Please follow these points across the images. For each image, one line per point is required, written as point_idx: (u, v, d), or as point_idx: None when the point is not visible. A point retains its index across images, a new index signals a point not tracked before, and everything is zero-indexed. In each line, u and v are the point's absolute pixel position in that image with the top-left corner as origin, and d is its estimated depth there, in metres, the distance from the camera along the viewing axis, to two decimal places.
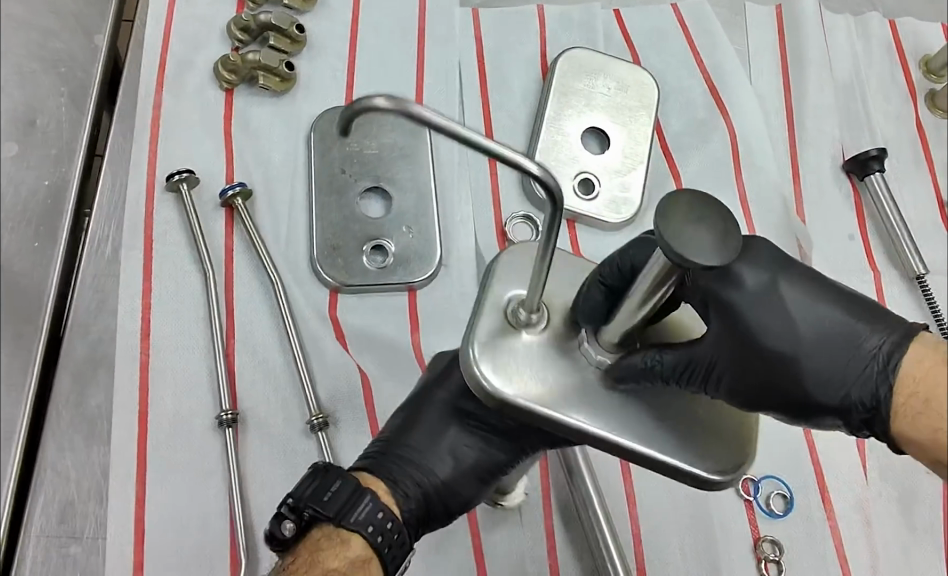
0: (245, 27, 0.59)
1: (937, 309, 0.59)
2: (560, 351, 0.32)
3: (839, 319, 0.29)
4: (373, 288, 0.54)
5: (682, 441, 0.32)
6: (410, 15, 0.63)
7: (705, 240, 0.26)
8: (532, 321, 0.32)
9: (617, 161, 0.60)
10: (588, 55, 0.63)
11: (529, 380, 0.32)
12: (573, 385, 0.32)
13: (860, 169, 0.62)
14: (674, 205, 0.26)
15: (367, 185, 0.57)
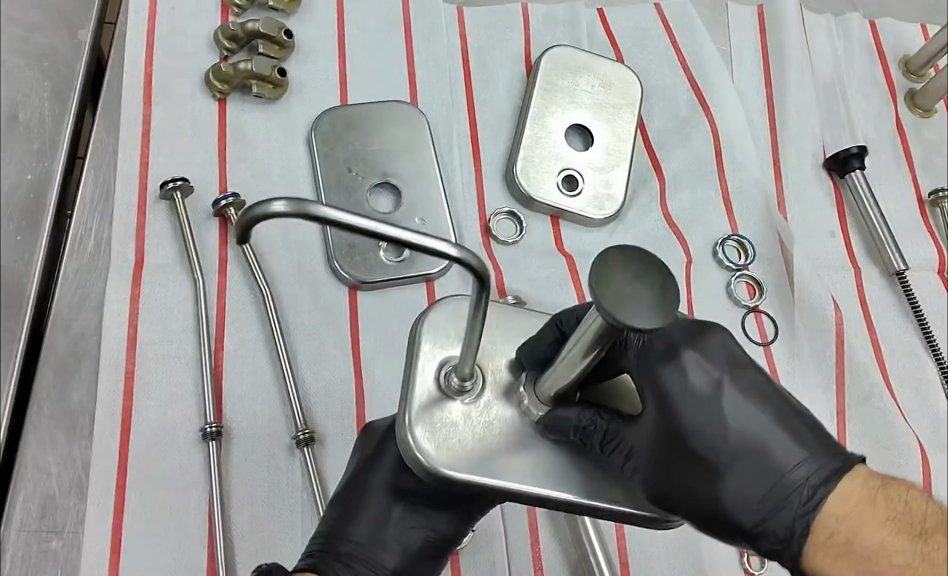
0: (232, 36, 0.58)
1: (917, 304, 0.59)
2: (498, 415, 0.31)
3: (771, 433, 0.30)
4: (395, 282, 0.52)
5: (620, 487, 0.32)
6: (395, 13, 0.63)
7: (643, 296, 0.26)
8: (467, 388, 0.31)
9: (600, 158, 0.60)
10: (571, 52, 0.63)
11: (469, 451, 0.30)
12: (512, 445, 0.31)
13: (841, 167, 0.62)
14: (609, 261, 0.26)
15: (375, 181, 0.57)
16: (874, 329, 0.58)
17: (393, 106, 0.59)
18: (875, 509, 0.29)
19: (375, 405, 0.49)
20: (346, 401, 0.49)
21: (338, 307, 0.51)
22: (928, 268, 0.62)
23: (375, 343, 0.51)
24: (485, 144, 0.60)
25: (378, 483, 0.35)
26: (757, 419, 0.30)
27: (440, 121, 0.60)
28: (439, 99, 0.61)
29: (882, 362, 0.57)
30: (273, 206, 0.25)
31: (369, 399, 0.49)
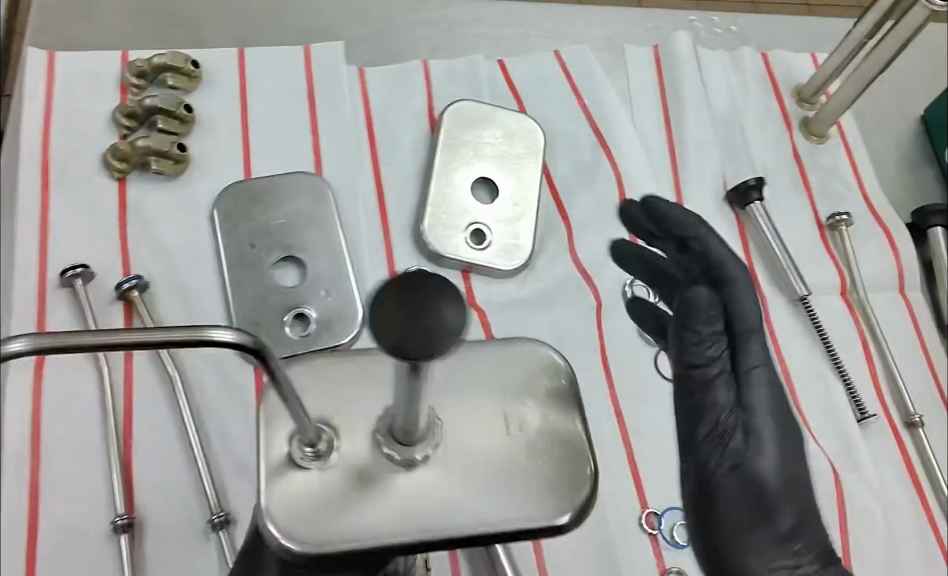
0: (132, 114, 0.59)
1: (822, 328, 0.61)
2: (366, 468, 0.27)
3: (777, 419, 0.48)
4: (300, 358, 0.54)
5: (528, 471, 0.28)
6: (298, 83, 0.64)
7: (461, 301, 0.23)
8: (322, 451, 0.27)
9: (506, 209, 0.61)
10: (473, 107, 0.65)
11: (329, 524, 0.26)
12: (372, 504, 0.26)
13: (741, 199, 0.65)
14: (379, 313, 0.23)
15: (278, 256, 0.56)
16: (783, 354, 0.60)
17: (295, 178, 0.59)
18: None
19: None
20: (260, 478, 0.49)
21: (242, 385, 0.51)
22: (831, 291, 0.64)
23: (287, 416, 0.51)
24: (392, 204, 0.61)
25: None
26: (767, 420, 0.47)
27: (346, 185, 0.61)
28: (345, 164, 0.61)
29: (792, 387, 0.59)
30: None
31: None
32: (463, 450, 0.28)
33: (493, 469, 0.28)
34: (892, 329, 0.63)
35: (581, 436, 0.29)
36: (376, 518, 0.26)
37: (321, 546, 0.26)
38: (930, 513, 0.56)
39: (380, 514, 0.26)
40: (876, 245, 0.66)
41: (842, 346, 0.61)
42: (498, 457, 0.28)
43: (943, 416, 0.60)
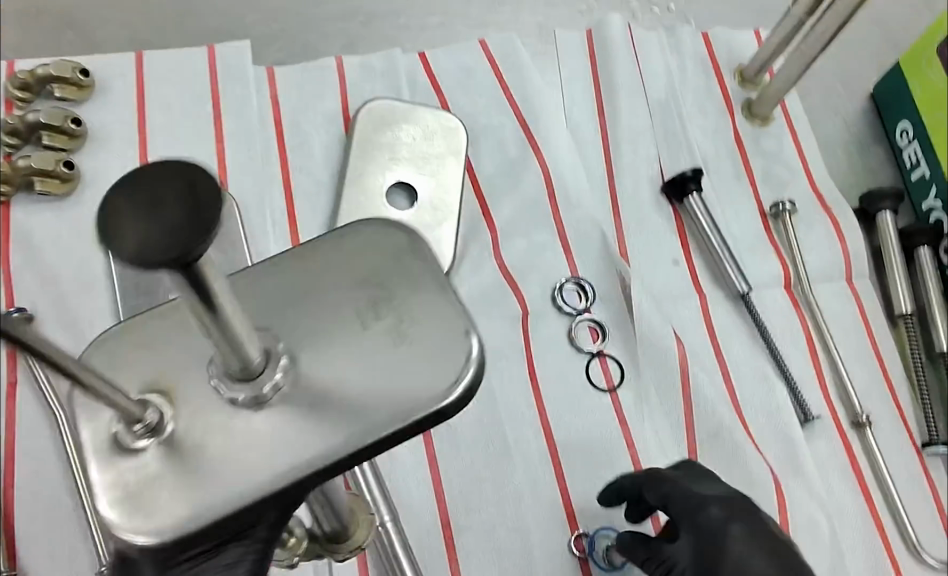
0: (14, 131, 0.56)
1: (764, 328, 0.58)
2: (202, 420, 0.24)
3: (758, 550, 0.40)
4: None
5: (403, 356, 0.25)
6: (202, 87, 0.60)
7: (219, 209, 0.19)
8: (152, 426, 0.23)
9: (425, 214, 0.58)
10: (389, 105, 0.61)
11: (185, 494, 0.23)
12: (224, 454, 0.23)
13: (679, 191, 0.61)
14: (109, 213, 0.19)
15: None
16: (723, 356, 0.57)
17: None
18: None
19: None
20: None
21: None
22: (773, 285, 0.61)
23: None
24: (303, 214, 0.58)
25: None
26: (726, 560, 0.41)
27: (252, 196, 0.57)
28: (251, 173, 0.58)
29: (732, 391, 0.56)
30: None
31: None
32: (312, 372, 0.24)
33: (360, 383, 0.24)
34: (839, 324, 0.59)
35: (452, 297, 0.25)
36: (228, 461, 0.23)
37: (182, 528, 0.23)
38: (878, 520, 0.53)
39: (229, 468, 0.23)
40: (822, 234, 0.62)
41: (785, 344, 0.58)
42: (365, 350, 0.25)
43: (894, 414, 0.57)
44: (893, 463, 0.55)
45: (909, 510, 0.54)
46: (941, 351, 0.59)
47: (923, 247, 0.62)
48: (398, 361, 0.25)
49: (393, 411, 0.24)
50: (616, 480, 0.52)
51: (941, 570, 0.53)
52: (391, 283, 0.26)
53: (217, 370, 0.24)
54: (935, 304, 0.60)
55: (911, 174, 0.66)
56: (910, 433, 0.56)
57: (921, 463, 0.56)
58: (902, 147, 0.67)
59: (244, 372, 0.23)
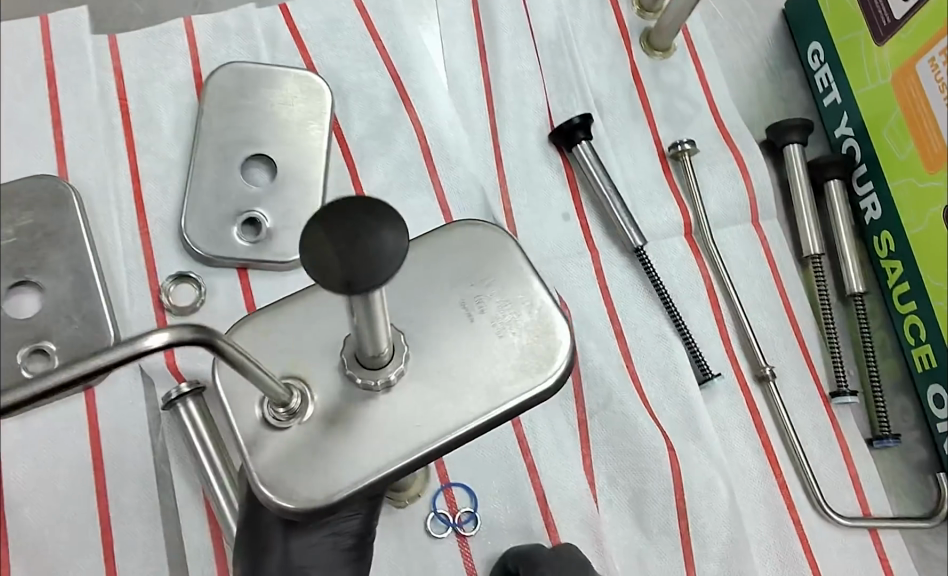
0: None
1: (659, 282, 0.54)
2: (338, 402, 0.30)
3: None
4: (38, 404, 0.46)
5: (497, 341, 0.31)
6: (33, 65, 0.54)
7: (379, 240, 0.23)
8: (296, 408, 0.29)
9: (285, 189, 0.53)
10: (240, 69, 0.55)
11: (329, 469, 0.29)
12: (372, 430, 0.30)
13: (567, 140, 0.56)
14: (310, 246, 0.23)
15: (1, 284, 0.46)
16: (617, 317, 0.53)
17: (27, 182, 0.50)
18: None
19: (31, 548, 0.44)
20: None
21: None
22: (672, 233, 0.56)
23: (21, 477, 0.45)
24: (151, 197, 0.53)
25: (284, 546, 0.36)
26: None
27: (95, 185, 0.52)
28: (93, 159, 0.53)
29: (627, 354, 0.52)
30: None
31: (18, 542, 0.44)
32: (433, 356, 0.31)
33: (468, 365, 0.31)
34: (741, 270, 0.56)
35: (541, 294, 0.32)
36: (375, 431, 0.30)
37: (339, 489, 0.29)
38: (781, 480, 0.51)
39: (376, 435, 0.29)
40: (725, 174, 0.58)
41: (683, 299, 0.54)
42: (470, 335, 0.31)
43: (800, 363, 0.54)
44: (798, 416, 0.52)
45: (815, 466, 0.52)
46: (851, 293, 0.55)
47: (833, 180, 0.57)
48: (491, 350, 0.31)
49: (501, 387, 0.30)
50: (499, 463, 0.49)
51: (847, 525, 0.50)
52: (494, 280, 0.32)
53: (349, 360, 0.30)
54: (845, 241, 0.56)
55: (822, 100, 0.60)
56: (818, 383, 0.53)
57: (829, 413, 0.53)
58: (814, 71, 0.61)
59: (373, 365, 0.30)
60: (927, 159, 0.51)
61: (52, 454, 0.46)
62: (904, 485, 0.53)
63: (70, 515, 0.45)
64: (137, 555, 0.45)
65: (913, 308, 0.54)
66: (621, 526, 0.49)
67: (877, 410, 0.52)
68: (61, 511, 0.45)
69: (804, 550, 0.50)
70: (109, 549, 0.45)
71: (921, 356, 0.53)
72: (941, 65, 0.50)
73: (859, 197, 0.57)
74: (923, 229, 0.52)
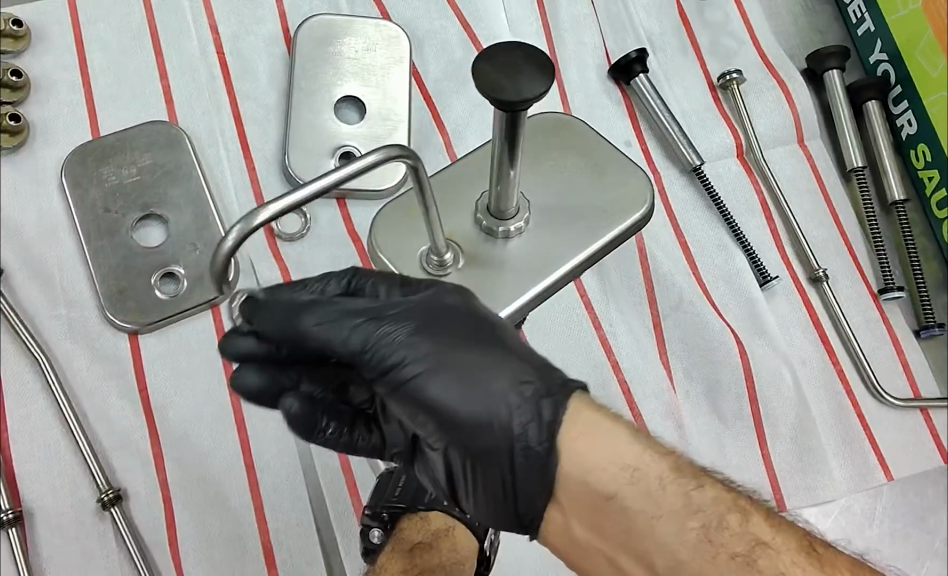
0: None
1: (717, 196, 0.59)
2: (486, 246, 0.40)
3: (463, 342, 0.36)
4: (174, 317, 0.53)
5: (603, 195, 0.42)
6: (139, 25, 0.59)
7: (529, 74, 0.31)
8: (445, 261, 0.40)
9: (374, 126, 0.59)
10: (324, 21, 0.60)
11: (491, 292, 0.40)
12: (514, 264, 0.40)
13: (625, 74, 0.61)
14: (479, 76, 0.31)
15: (138, 217, 0.55)
16: (682, 232, 0.58)
17: (142, 128, 0.56)
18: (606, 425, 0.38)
19: (177, 442, 0.50)
20: (141, 450, 0.50)
21: (118, 357, 0.52)
22: (726, 154, 0.61)
23: (163, 382, 0.51)
24: (254, 138, 0.58)
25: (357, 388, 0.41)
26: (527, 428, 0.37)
27: (204, 130, 0.58)
28: (200, 108, 0.58)
29: (693, 263, 0.57)
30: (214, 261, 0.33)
31: (168, 439, 0.50)
32: (556, 206, 0.41)
33: (581, 212, 0.41)
34: (791, 185, 0.61)
35: (629, 163, 0.43)
36: (515, 267, 0.40)
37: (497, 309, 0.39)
38: (838, 367, 0.56)
39: (514, 271, 0.40)
40: (772, 99, 0.63)
41: (740, 213, 0.60)
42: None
43: (850, 265, 0.59)
44: (851, 312, 0.58)
45: (868, 355, 0.57)
46: (893, 201, 0.60)
47: (871, 101, 0.62)
48: (599, 199, 0.42)
49: (604, 228, 0.41)
50: (585, 360, 0.54)
51: (901, 406, 0.55)
52: (600, 157, 0.42)
53: (488, 217, 0.40)
54: (885, 155, 0.61)
55: (856, 30, 0.65)
56: (866, 282, 0.58)
57: (878, 309, 0.58)
58: (847, 3, 0.66)
59: (502, 215, 0.40)
60: None
61: (191, 362, 0.52)
62: None
63: (209, 416, 0.51)
64: (271, 448, 0.51)
65: None
66: (699, 413, 0.54)
67: (922, 303, 0.57)
68: (202, 413, 0.51)
69: (861, 425, 0.55)
70: (246, 443, 0.51)
71: None
72: None
73: (895, 115, 0.62)
74: None
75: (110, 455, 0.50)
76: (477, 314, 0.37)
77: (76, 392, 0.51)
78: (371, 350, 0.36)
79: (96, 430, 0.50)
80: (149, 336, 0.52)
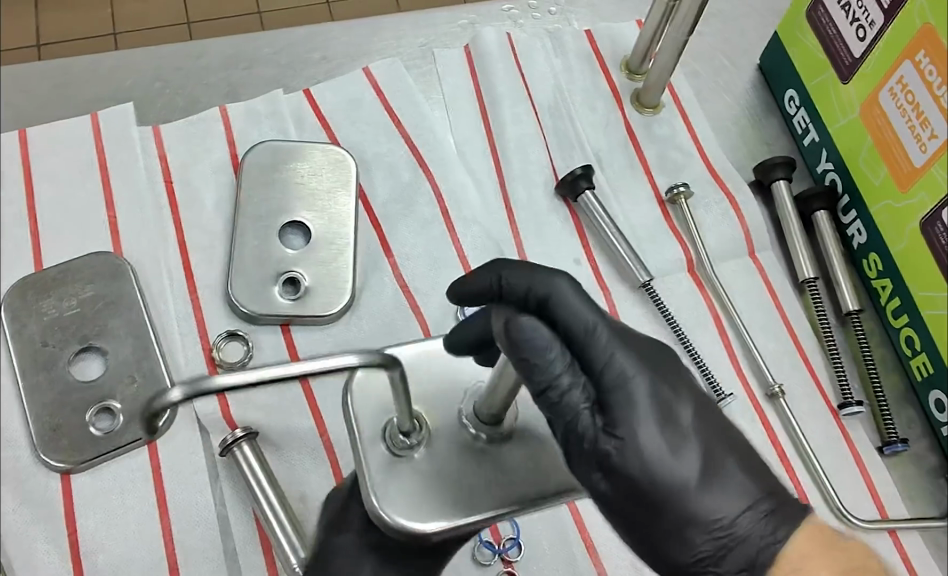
0: None
1: (669, 314, 0.58)
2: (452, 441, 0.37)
3: (657, 375, 0.38)
4: (108, 455, 0.52)
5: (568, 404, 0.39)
6: (90, 158, 0.60)
7: (544, 336, 0.34)
8: (414, 443, 0.36)
9: (321, 251, 0.58)
10: (274, 147, 0.61)
11: (445, 492, 0.36)
12: (474, 473, 0.37)
13: (571, 190, 0.61)
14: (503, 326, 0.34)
15: (76, 350, 0.51)
16: None
17: (87, 261, 0.56)
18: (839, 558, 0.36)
19: None
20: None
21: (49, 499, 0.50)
22: (677, 269, 0.61)
23: (94, 525, 0.50)
24: (198, 267, 0.58)
25: (637, 444, 0.36)
26: (732, 460, 0.37)
27: (149, 259, 0.57)
28: (145, 237, 0.58)
29: None
30: (151, 402, 0.32)
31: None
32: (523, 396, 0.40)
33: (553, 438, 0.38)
34: (744, 298, 0.60)
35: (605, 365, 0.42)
36: (467, 476, 0.36)
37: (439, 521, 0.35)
38: (799, 487, 0.55)
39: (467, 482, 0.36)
40: (719, 213, 0.63)
41: (692, 330, 0.59)
42: None
43: (806, 381, 0.58)
44: (808, 428, 0.56)
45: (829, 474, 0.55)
46: (847, 312, 0.59)
47: (820, 211, 0.62)
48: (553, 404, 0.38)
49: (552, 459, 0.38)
50: None
51: (866, 529, 0.53)
52: None
53: (470, 417, 0.37)
54: (836, 266, 0.60)
55: (802, 140, 0.66)
56: (825, 397, 0.57)
57: (838, 425, 0.57)
58: (791, 114, 0.67)
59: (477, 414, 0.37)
60: (901, 183, 0.56)
61: (129, 502, 0.51)
62: (920, 489, 0.56)
63: (141, 560, 0.50)
64: None
65: (907, 321, 0.58)
66: None
67: (883, 418, 0.56)
68: (133, 558, 0.50)
69: None
70: None
71: (919, 365, 0.57)
72: (899, 92, 0.55)
73: (845, 225, 0.62)
74: (905, 245, 0.56)
75: None
76: (660, 351, 0.40)
77: None
78: (633, 375, 0.37)
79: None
80: (81, 475, 0.52)
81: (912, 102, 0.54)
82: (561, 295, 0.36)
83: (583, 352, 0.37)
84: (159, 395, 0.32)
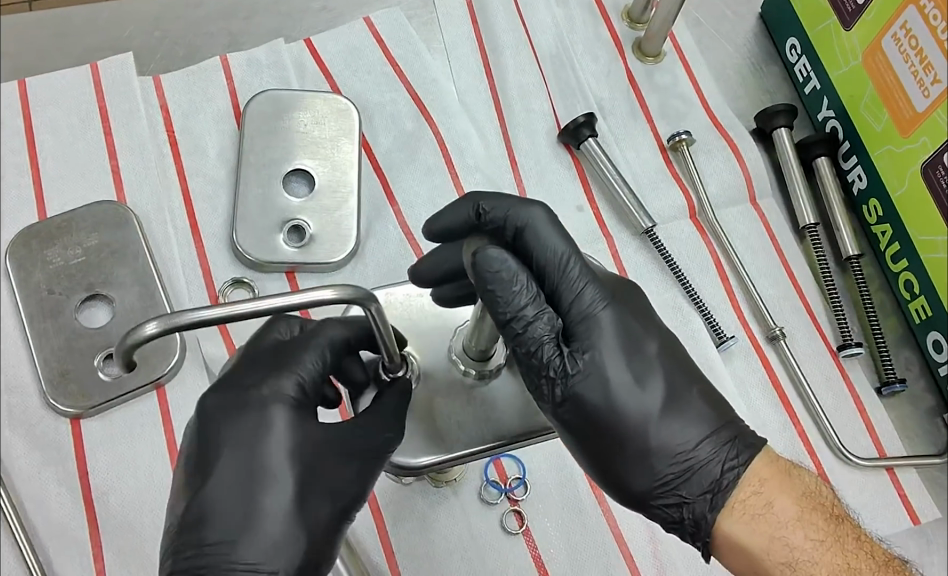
0: None
1: (671, 260, 0.59)
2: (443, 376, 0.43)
3: (625, 312, 0.42)
4: (116, 400, 0.52)
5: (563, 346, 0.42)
6: (89, 107, 0.59)
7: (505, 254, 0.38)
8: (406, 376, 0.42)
9: (324, 199, 0.58)
10: (274, 95, 0.60)
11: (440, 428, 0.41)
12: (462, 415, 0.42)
13: (574, 137, 0.61)
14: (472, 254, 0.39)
15: (83, 297, 0.54)
16: None
17: (92, 208, 0.56)
18: (784, 484, 0.40)
19: (121, 529, 0.49)
20: (79, 538, 0.49)
21: (60, 443, 0.51)
22: (679, 216, 0.62)
23: (105, 466, 0.51)
24: (203, 216, 0.58)
25: (602, 370, 0.40)
26: (695, 392, 0.41)
27: (153, 209, 0.57)
28: (149, 188, 0.58)
29: None
30: (131, 339, 0.32)
31: (108, 525, 0.50)
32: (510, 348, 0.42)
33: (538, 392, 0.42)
34: (746, 244, 0.61)
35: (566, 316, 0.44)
36: (456, 417, 0.41)
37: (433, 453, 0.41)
38: (799, 427, 0.56)
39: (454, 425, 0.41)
40: (721, 160, 0.63)
41: (694, 276, 0.60)
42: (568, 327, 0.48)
43: (807, 324, 0.59)
44: (808, 370, 0.57)
45: (828, 413, 0.57)
46: (847, 257, 0.60)
47: (821, 157, 0.62)
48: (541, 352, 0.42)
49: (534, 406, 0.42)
50: None
51: (865, 466, 0.55)
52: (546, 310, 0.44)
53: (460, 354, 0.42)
54: (837, 211, 0.61)
55: (803, 88, 0.66)
56: (825, 340, 0.58)
57: (838, 366, 0.58)
58: (793, 63, 0.67)
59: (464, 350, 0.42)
60: (903, 128, 0.56)
61: (137, 445, 0.51)
62: (915, 427, 0.58)
63: (150, 500, 0.50)
64: None
65: (906, 265, 0.58)
66: None
67: (882, 359, 0.57)
68: (142, 500, 0.50)
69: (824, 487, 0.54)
70: None
71: (918, 308, 0.58)
72: (902, 37, 0.55)
73: (846, 170, 0.62)
74: (905, 191, 0.57)
75: (55, 544, 0.49)
76: (629, 294, 0.43)
77: (17, 481, 0.50)
78: (604, 308, 0.41)
79: (39, 519, 0.49)
80: (91, 420, 0.52)
81: (915, 47, 0.54)
82: (536, 225, 0.40)
83: (555, 289, 0.41)
84: (133, 333, 0.32)
